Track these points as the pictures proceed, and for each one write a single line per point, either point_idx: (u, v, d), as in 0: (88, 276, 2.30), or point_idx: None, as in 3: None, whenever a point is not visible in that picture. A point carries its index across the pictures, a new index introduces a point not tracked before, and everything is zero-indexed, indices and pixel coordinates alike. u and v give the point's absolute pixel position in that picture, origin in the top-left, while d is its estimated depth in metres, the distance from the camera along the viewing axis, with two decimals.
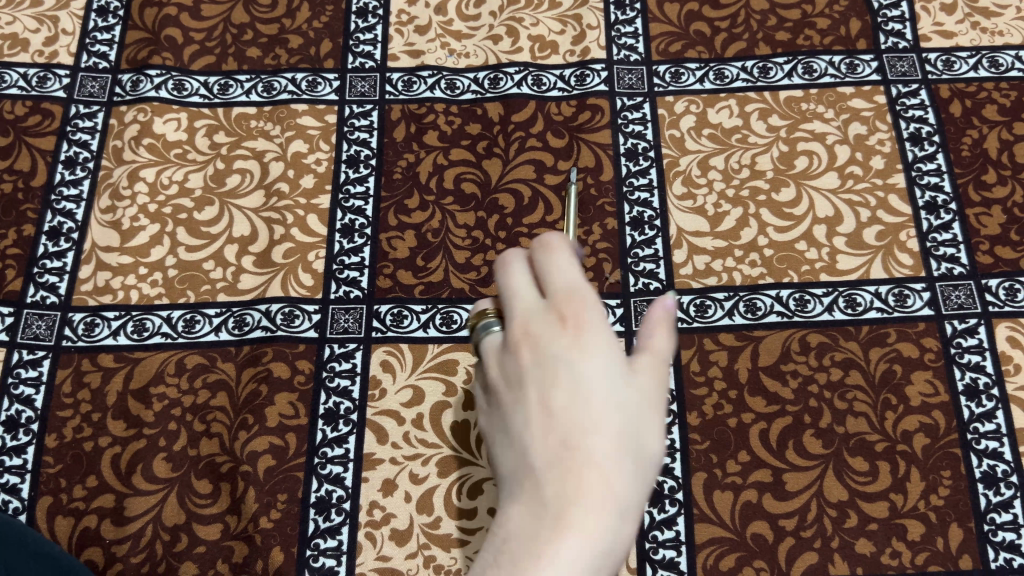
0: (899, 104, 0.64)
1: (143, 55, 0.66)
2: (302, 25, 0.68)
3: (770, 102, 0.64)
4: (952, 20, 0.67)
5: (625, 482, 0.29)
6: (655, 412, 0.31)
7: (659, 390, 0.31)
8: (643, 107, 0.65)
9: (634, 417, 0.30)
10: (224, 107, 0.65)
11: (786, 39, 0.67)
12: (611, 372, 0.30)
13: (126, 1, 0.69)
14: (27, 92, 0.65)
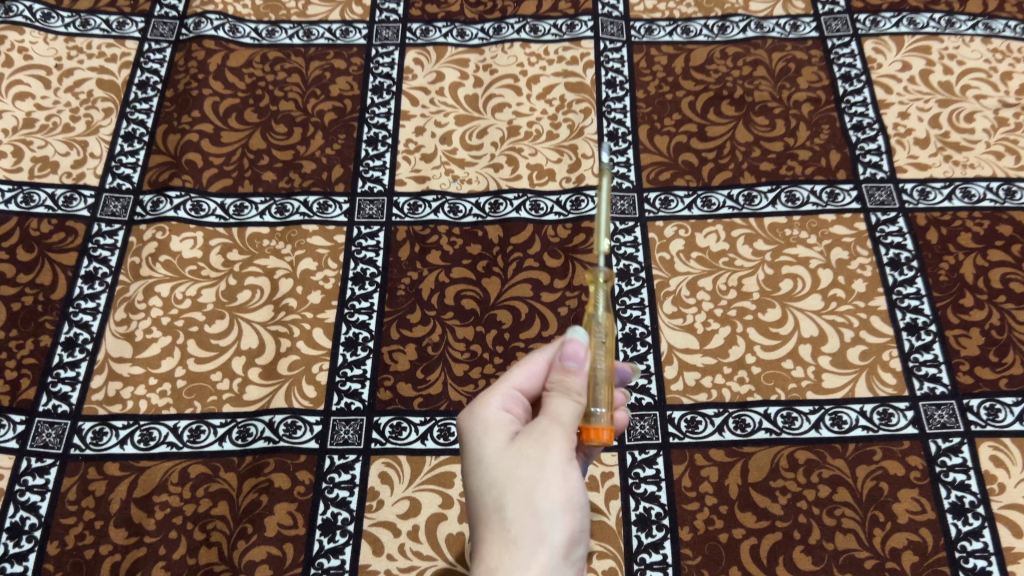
0: (878, 231, 0.68)
1: (164, 177, 0.70)
2: (316, 151, 0.72)
3: (755, 227, 0.68)
4: (926, 153, 0.71)
5: (503, 555, 0.40)
6: (530, 469, 0.41)
7: (548, 444, 0.41)
8: (634, 231, 0.69)
9: (503, 480, 0.41)
10: (239, 227, 0.68)
11: (770, 169, 0.71)
12: (484, 455, 0.42)
13: (152, 128, 0.73)
14: (54, 211, 0.69)
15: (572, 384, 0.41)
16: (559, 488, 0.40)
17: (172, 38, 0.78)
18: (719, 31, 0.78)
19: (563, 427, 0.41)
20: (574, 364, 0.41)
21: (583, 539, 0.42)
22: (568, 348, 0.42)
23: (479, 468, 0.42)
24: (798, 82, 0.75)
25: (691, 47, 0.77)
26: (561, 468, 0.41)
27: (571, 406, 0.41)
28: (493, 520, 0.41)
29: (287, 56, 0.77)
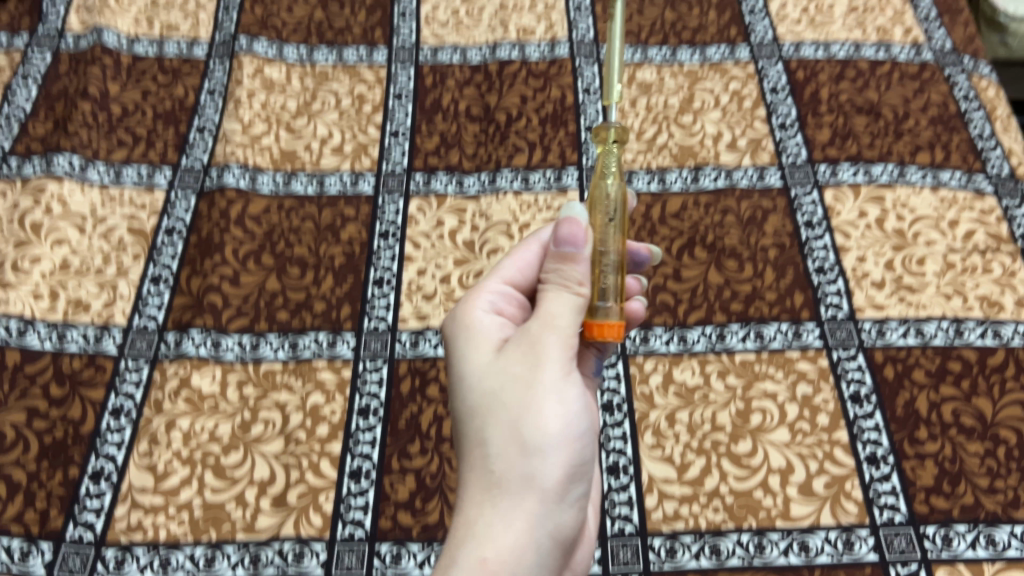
0: (839, 367, 0.74)
1: (187, 317, 0.77)
2: (326, 292, 0.79)
3: (727, 363, 0.74)
4: (882, 294, 0.78)
5: (489, 469, 0.51)
6: (514, 388, 0.51)
7: (523, 360, 0.52)
8: (617, 365, 0.75)
9: (493, 408, 0.51)
10: (254, 363, 0.75)
11: (740, 309, 0.77)
12: (478, 376, 0.53)
13: (177, 271, 0.80)
14: (85, 348, 0.75)
15: (564, 293, 0.51)
16: (538, 399, 0.51)
17: (197, 188, 0.86)
18: (692, 180, 0.86)
19: (546, 354, 0.51)
20: (575, 244, 0.51)
21: (574, 459, 0.52)
22: (564, 231, 0.51)
23: (473, 386, 0.53)
24: (765, 228, 0.83)
25: (667, 195, 0.85)
26: (544, 398, 0.51)
27: (558, 325, 0.51)
28: (484, 394, 0.52)
29: (301, 203, 0.85)
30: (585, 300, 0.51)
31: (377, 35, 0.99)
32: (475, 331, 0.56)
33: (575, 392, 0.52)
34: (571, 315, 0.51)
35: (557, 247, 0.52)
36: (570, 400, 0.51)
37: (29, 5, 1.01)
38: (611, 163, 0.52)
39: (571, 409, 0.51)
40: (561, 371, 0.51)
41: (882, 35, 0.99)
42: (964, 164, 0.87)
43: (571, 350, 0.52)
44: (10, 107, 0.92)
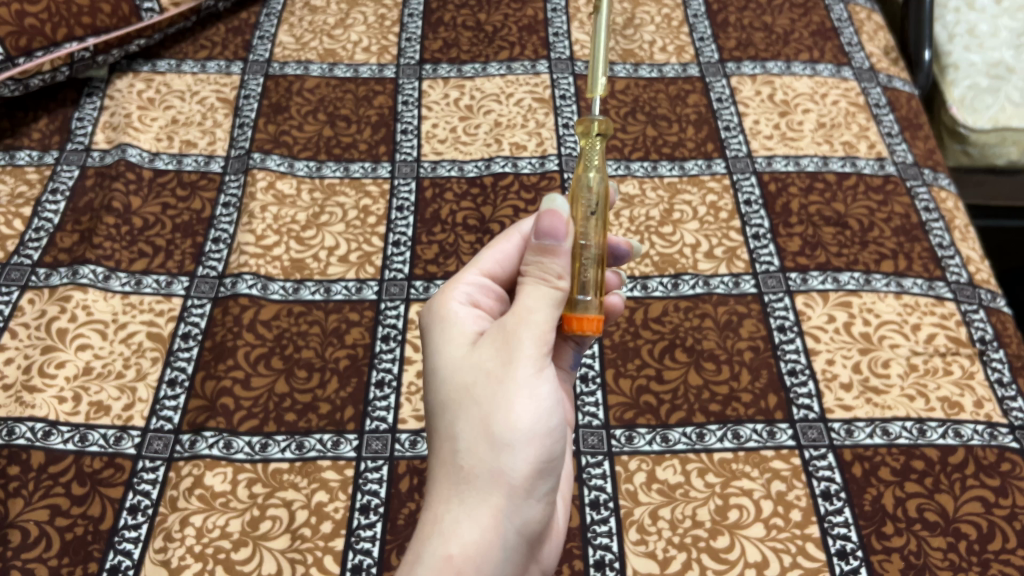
0: (811, 465, 0.79)
1: (201, 418, 0.82)
2: (331, 393, 0.85)
3: (706, 462, 0.79)
4: (850, 395, 0.84)
5: (459, 460, 0.58)
6: (486, 383, 0.59)
7: (495, 358, 0.59)
8: (603, 464, 0.80)
9: (465, 405, 0.59)
10: (263, 462, 0.80)
11: (718, 409, 0.83)
12: (454, 369, 0.61)
13: (192, 374, 0.86)
14: (105, 448, 0.80)
15: (541, 288, 0.59)
16: (509, 395, 0.58)
17: (212, 295, 0.93)
18: (672, 286, 0.93)
19: (519, 351, 0.58)
20: (555, 237, 0.58)
21: (541, 452, 0.60)
22: (547, 224, 0.58)
23: (447, 379, 0.61)
24: (740, 332, 0.89)
25: (649, 300, 0.92)
26: (515, 395, 0.58)
27: (531, 323, 0.58)
28: (459, 387, 0.60)
29: (309, 309, 0.91)
30: (562, 291, 0.59)
31: (381, 151, 1.07)
32: (453, 322, 0.64)
33: (546, 385, 0.59)
34: (542, 313, 0.58)
35: (536, 238, 0.59)
36: (539, 395, 0.59)
37: (59, 123, 1.10)
38: (591, 161, 0.60)
39: (540, 404, 0.59)
40: (532, 368, 0.59)
41: (848, 149, 1.06)
42: (925, 272, 0.94)
43: (544, 343, 0.59)
44: (39, 219, 0.99)
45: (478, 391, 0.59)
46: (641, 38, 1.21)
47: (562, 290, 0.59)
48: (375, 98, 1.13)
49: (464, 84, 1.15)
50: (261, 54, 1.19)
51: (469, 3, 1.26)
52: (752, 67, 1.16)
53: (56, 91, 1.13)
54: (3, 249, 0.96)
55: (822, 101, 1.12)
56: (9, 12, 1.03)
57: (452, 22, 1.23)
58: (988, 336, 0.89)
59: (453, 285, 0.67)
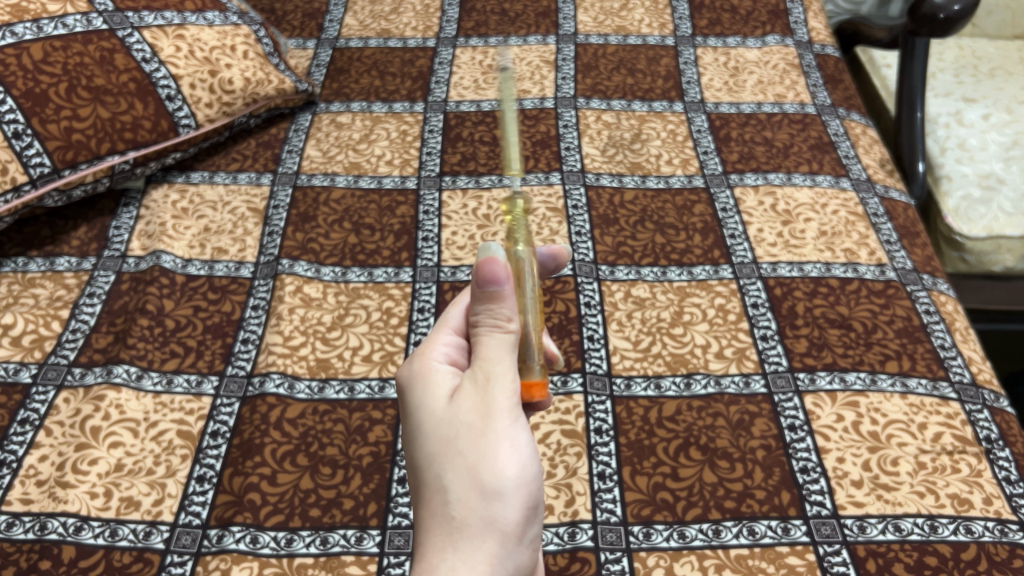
0: (825, 561, 0.81)
1: (228, 513, 0.85)
2: (355, 489, 0.87)
3: (724, 557, 0.81)
4: (861, 492, 0.86)
5: (453, 510, 0.61)
6: (475, 433, 0.62)
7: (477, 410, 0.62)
8: (622, 559, 0.81)
9: (454, 457, 0.62)
10: (289, 556, 0.82)
11: (733, 505, 0.85)
12: (436, 423, 0.64)
13: (220, 470, 0.89)
14: (135, 543, 0.82)
15: (503, 339, 0.64)
16: (496, 442, 0.61)
17: (240, 394, 0.96)
18: (684, 386, 0.96)
19: (500, 403, 0.62)
20: (497, 282, 0.63)
21: (528, 500, 0.63)
22: (488, 272, 0.62)
23: (433, 434, 0.63)
24: (752, 431, 0.91)
25: (662, 399, 0.95)
26: (500, 445, 0.61)
27: (502, 374, 0.63)
28: (447, 440, 0.62)
29: (334, 407, 0.94)
30: (512, 334, 0.64)
31: (403, 257, 1.12)
32: (427, 374, 0.67)
33: (526, 433, 0.63)
34: (506, 364, 0.63)
35: (481, 286, 0.63)
36: (522, 444, 0.62)
37: (96, 231, 1.16)
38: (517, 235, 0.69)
39: (524, 453, 0.62)
40: (513, 419, 0.62)
41: (849, 256, 1.11)
42: (929, 372, 0.97)
43: (517, 393, 0.63)
44: (76, 321, 1.03)
45: (468, 441, 0.62)
46: (648, 152, 1.28)
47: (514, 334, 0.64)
48: (397, 208, 1.19)
49: (482, 194, 1.21)
50: (289, 167, 1.26)
51: (486, 120, 1.33)
52: (754, 179, 1.23)
53: (94, 201, 1.19)
54: (41, 350, 1.00)
55: (823, 210, 1.17)
56: (57, 127, 1.08)
57: (470, 137, 1.31)
58: (994, 435, 0.91)
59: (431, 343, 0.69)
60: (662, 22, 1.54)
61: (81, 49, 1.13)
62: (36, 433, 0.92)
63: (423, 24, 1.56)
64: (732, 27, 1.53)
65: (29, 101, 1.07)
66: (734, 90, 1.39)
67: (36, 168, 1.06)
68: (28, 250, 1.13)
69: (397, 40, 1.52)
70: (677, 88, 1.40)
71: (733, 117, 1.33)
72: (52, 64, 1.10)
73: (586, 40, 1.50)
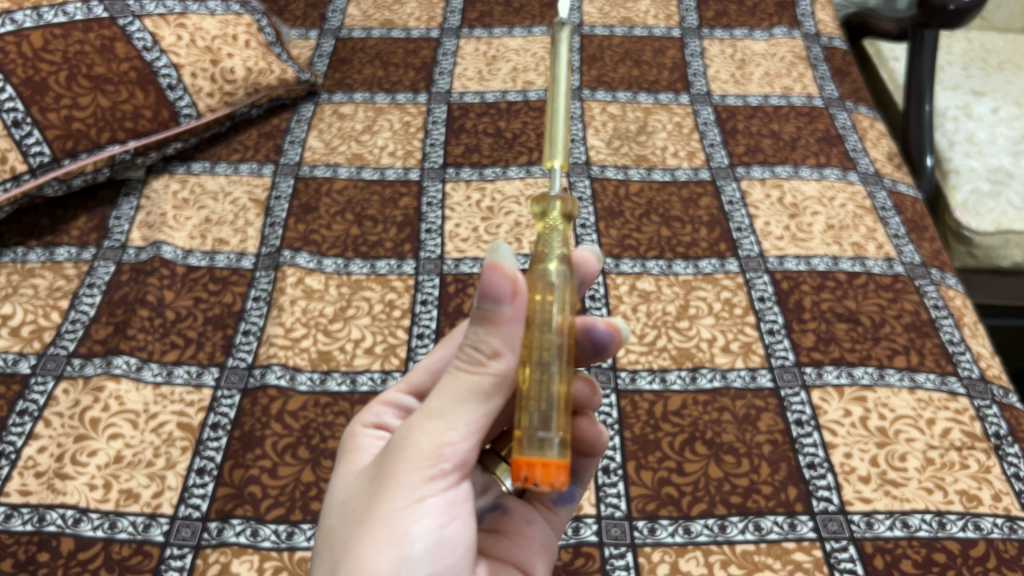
0: (832, 557, 0.80)
1: (229, 506, 0.84)
2: None
3: (729, 553, 0.80)
4: (868, 487, 0.85)
5: None
6: (357, 519, 0.57)
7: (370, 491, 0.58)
8: (626, 555, 0.80)
9: (334, 543, 0.58)
10: (289, 550, 0.81)
11: (738, 501, 0.84)
12: (336, 504, 0.61)
13: (220, 462, 0.88)
14: (134, 536, 0.82)
15: (462, 381, 0.55)
16: (372, 529, 0.56)
17: (241, 385, 0.95)
18: (690, 380, 0.95)
19: (393, 482, 0.56)
20: (499, 301, 0.52)
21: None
22: (486, 283, 0.52)
23: (331, 515, 0.60)
24: (759, 426, 0.90)
25: (668, 393, 0.94)
26: (378, 532, 0.56)
27: (420, 439, 0.55)
28: (338, 521, 0.59)
29: (335, 400, 0.93)
30: (490, 376, 0.54)
31: (405, 249, 1.11)
32: (357, 449, 0.66)
33: (424, 518, 0.57)
34: (439, 420, 0.55)
35: (482, 301, 0.53)
36: (405, 530, 0.56)
37: (97, 222, 1.15)
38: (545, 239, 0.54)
39: (406, 539, 0.56)
40: (409, 500, 0.56)
41: (857, 250, 1.10)
42: (937, 367, 0.96)
43: (435, 464, 0.56)
44: (76, 311, 1.03)
45: (349, 528, 0.57)
46: (654, 144, 1.26)
47: (489, 374, 0.54)
48: (400, 199, 1.18)
49: (485, 186, 1.20)
50: (291, 157, 1.25)
51: (490, 112, 1.32)
52: (761, 172, 1.21)
53: (94, 190, 1.18)
54: (41, 340, 0.99)
55: (830, 203, 1.16)
56: (57, 116, 1.07)
57: (474, 128, 1.30)
58: (1003, 431, 0.90)
59: (368, 408, 0.70)
60: (668, 14, 1.53)
61: (81, 37, 1.12)
62: (34, 424, 0.91)
63: (427, 13, 1.55)
64: (739, 19, 1.51)
65: (28, 89, 1.06)
66: (741, 83, 1.37)
67: (36, 157, 1.05)
68: (28, 240, 1.12)
69: (401, 31, 1.50)
70: (683, 79, 1.38)
71: (739, 110, 1.32)
72: (51, 52, 1.09)
73: (591, 31, 1.49)
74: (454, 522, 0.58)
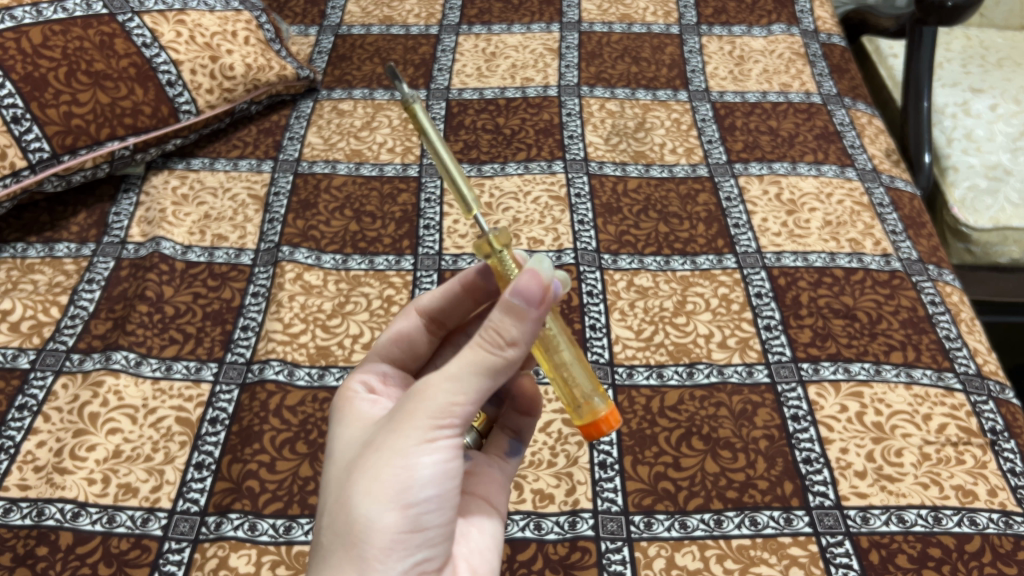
0: (828, 552, 0.80)
1: (227, 500, 0.84)
2: None
3: (725, 548, 0.80)
4: (864, 482, 0.85)
5: (326, 525, 0.58)
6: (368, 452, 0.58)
7: (384, 430, 0.59)
8: (622, 549, 0.81)
9: (341, 475, 0.59)
10: (287, 544, 0.81)
11: (735, 496, 0.84)
12: (345, 448, 0.62)
13: (219, 457, 0.88)
14: (132, 530, 0.82)
15: (481, 356, 0.56)
16: (382, 459, 0.57)
17: (240, 381, 0.95)
18: (687, 375, 0.95)
19: (406, 424, 0.57)
20: (529, 302, 0.55)
21: (409, 522, 0.58)
22: (520, 285, 0.55)
23: (339, 457, 0.62)
24: (755, 421, 0.91)
25: (665, 388, 0.94)
26: (386, 464, 0.57)
27: (435, 393, 0.57)
28: (347, 459, 0.60)
29: (333, 394, 0.94)
30: (506, 361, 0.56)
31: (404, 245, 1.12)
32: (348, 404, 0.67)
33: (432, 458, 0.58)
34: (456, 379, 0.57)
35: (510, 297, 0.55)
36: (413, 466, 0.57)
37: (96, 218, 1.15)
38: (504, 264, 0.60)
39: (413, 475, 0.57)
40: (417, 439, 0.57)
41: (855, 246, 1.10)
42: (934, 363, 0.96)
43: (446, 415, 0.57)
44: (75, 307, 1.03)
45: (357, 461, 0.58)
46: (652, 141, 1.26)
47: (505, 359, 0.56)
48: (398, 196, 1.18)
49: (484, 182, 1.20)
50: (290, 154, 1.25)
51: (488, 108, 1.32)
52: (760, 168, 1.21)
53: (94, 186, 1.19)
54: (40, 336, 0.99)
55: (828, 200, 1.16)
56: (57, 112, 1.07)
57: (473, 125, 1.30)
58: (999, 426, 0.90)
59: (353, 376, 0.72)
60: (667, 11, 1.53)
61: (80, 33, 1.12)
62: (33, 418, 0.91)
63: (426, 10, 1.55)
64: (738, 16, 1.51)
65: (28, 85, 1.06)
66: (740, 79, 1.37)
67: (35, 153, 1.06)
68: (27, 236, 1.12)
69: (400, 28, 1.51)
70: (681, 76, 1.39)
71: (737, 106, 1.32)
72: (51, 48, 1.09)
73: (590, 28, 1.49)
74: (459, 465, 0.60)
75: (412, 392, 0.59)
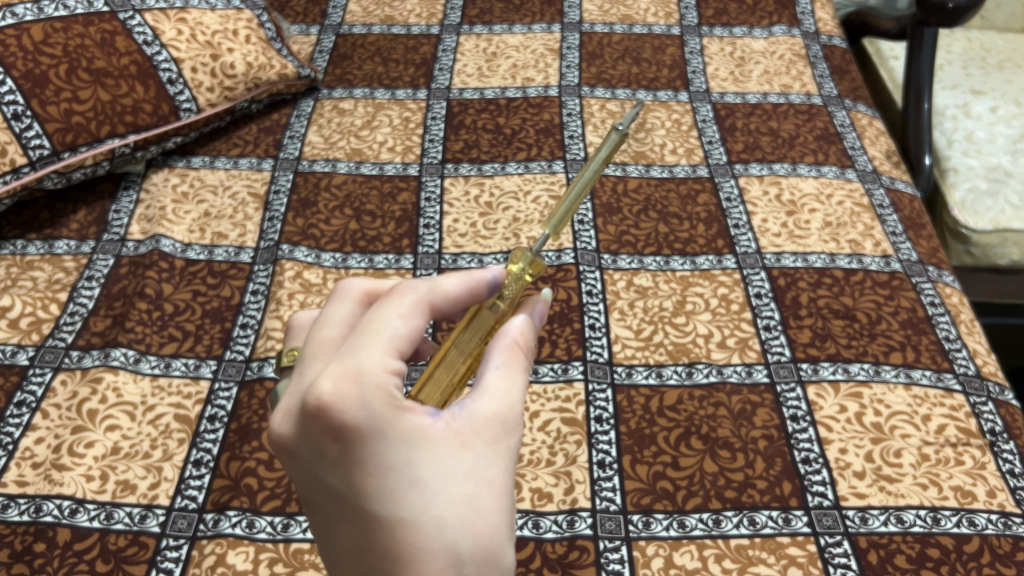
0: (827, 552, 0.80)
1: (225, 497, 0.84)
2: None
3: (723, 548, 0.80)
4: (863, 483, 0.85)
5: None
6: (493, 491, 0.53)
7: (493, 461, 0.54)
8: (621, 548, 0.80)
9: (473, 519, 0.51)
10: (285, 542, 0.81)
11: (733, 495, 0.84)
12: (442, 485, 0.52)
13: (217, 454, 0.88)
14: (130, 527, 0.82)
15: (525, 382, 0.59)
16: (506, 497, 0.54)
17: (238, 378, 0.95)
18: (686, 375, 0.95)
19: (509, 456, 0.55)
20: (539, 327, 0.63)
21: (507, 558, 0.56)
22: (541, 310, 0.63)
23: (439, 494, 0.51)
24: (754, 421, 0.91)
25: (664, 388, 0.94)
26: (510, 502, 0.54)
27: (519, 421, 0.57)
28: (464, 499, 0.52)
29: None
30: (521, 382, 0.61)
31: (404, 244, 1.12)
32: (389, 421, 0.52)
33: None
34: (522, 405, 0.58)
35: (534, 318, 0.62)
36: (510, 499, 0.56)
37: (96, 215, 1.15)
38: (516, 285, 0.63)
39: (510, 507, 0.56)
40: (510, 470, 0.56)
41: (854, 247, 1.10)
42: (933, 364, 0.96)
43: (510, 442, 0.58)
44: (74, 304, 1.03)
45: (488, 500, 0.52)
46: (652, 141, 1.27)
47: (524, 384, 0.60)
48: (398, 194, 1.19)
49: (484, 181, 1.20)
50: (291, 152, 1.25)
51: (488, 108, 1.33)
52: (759, 169, 1.21)
53: (94, 183, 1.19)
54: (39, 332, 0.99)
55: (828, 201, 1.16)
56: (57, 109, 1.07)
57: (473, 124, 1.30)
58: (998, 428, 0.90)
59: (376, 379, 0.53)
60: (668, 12, 1.53)
61: (81, 30, 1.12)
62: (32, 415, 0.91)
63: (427, 10, 1.55)
64: (739, 17, 1.51)
65: (29, 82, 1.06)
66: (740, 80, 1.37)
67: (36, 150, 1.06)
68: (27, 233, 1.12)
69: (401, 27, 1.51)
70: (682, 77, 1.39)
71: (738, 107, 1.32)
72: (52, 45, 1.09)
73: (591, 28, 1.49)
74: None
75: (497, 416, 0.55)
